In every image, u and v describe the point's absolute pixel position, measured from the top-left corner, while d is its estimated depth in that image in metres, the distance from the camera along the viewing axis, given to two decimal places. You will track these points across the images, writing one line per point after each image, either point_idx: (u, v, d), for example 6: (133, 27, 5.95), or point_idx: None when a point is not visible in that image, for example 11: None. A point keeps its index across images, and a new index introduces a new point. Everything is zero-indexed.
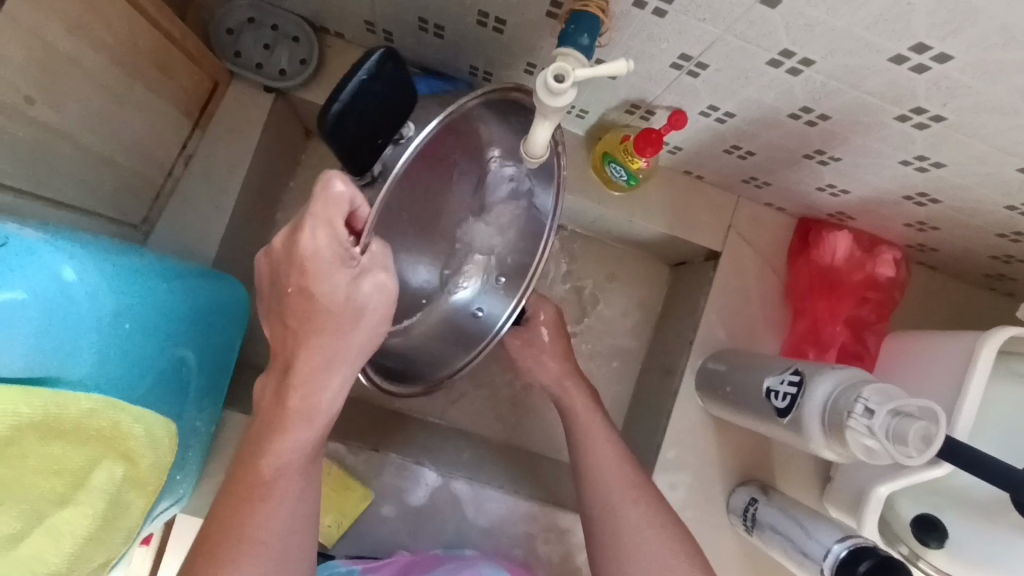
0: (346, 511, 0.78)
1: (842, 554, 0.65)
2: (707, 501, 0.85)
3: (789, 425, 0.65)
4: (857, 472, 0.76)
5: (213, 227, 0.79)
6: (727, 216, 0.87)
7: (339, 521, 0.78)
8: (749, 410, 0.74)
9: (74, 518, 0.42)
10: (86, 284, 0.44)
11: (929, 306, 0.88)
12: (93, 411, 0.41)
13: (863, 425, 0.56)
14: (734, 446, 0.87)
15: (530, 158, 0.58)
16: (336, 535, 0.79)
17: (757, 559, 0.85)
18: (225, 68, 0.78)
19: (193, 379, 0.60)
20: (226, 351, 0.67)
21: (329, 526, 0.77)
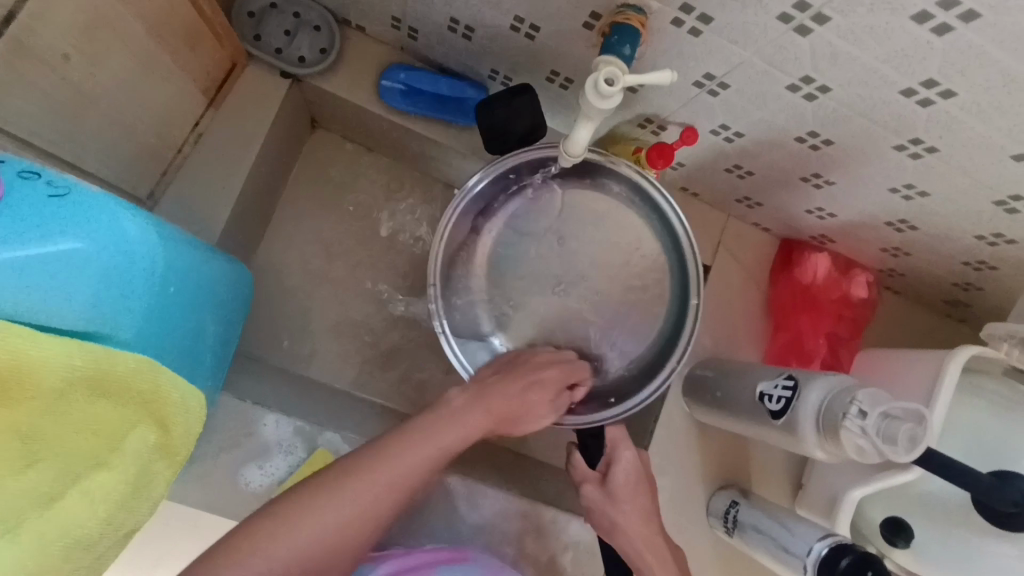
0: None
1: (823, 551, 0.69)
2: (689, 504, 0.89)
3: (783, 427, 0.68)
4: (831, 476, 0.82)
5: (220, 206, 0.77)
6: (718, 232, 0.93)
7: None
8: (737, 414, 0.77)
9: (109, 483, 0.41)
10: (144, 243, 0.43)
11: (894, 329, 0.95)
12: (136, 370, 0.40)
13: (855, 425, 0.60)
14: (716, 452, 0.91)
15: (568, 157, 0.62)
16: None
17: (731, 560, 0.89)
18: (244, 50, 0.78)
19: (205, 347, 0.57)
20: (232, 335, 0.66)
21: None
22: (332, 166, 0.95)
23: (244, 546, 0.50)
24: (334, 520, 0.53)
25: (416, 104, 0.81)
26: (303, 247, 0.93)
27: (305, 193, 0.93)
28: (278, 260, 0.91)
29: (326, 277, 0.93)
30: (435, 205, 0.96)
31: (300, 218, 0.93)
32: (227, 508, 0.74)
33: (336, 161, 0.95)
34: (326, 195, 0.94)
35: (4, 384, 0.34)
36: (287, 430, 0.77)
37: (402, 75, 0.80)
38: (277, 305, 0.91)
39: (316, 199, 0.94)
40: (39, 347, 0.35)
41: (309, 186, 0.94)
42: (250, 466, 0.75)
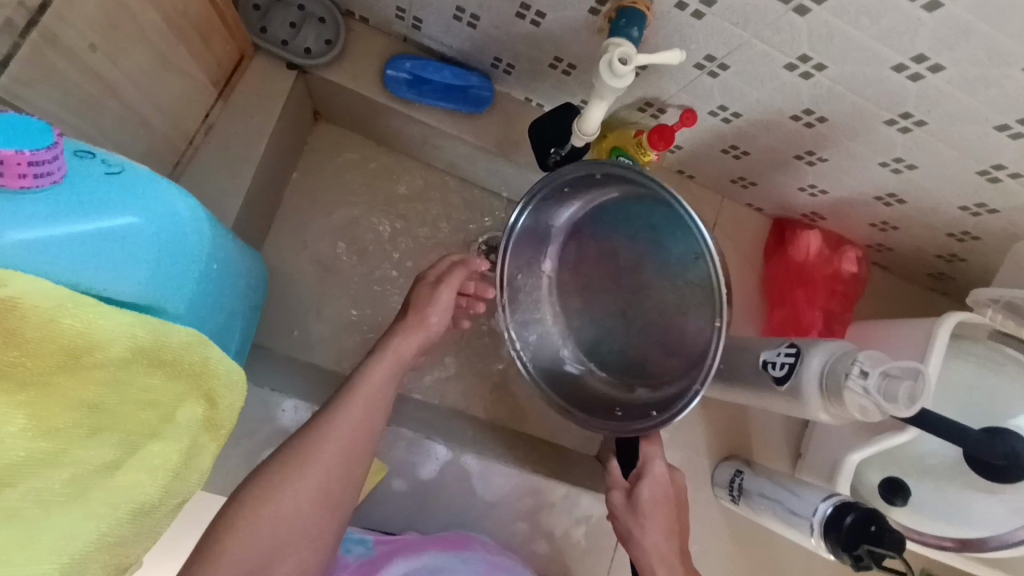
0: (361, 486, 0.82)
1: (828, 510, 0.73)
2: (693, 475, 0.93)
3: (786, 392, 0.72)
4: (832, 444, 0.87)
5: (232, 198, 0.78)
6: (714, 214, 0.96)
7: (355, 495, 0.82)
8: (740, 385, 0.81)
9: (164, 453, 0.42)
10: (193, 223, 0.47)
11: (882, 303, 1.00)
12: (189, 344, 0.42)
13: (859, 385, 0.64)
14: (718, 425, 0.94)
15: (581, 134, 0.69)
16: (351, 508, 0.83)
17: (734, 527, 0.94)
18: (251, 42, 0.79)
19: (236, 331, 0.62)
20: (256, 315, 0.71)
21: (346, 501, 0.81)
22: (336, 158, 0.96)
23: (228, 539, 0.55)
24: (304, 488, 0.59)
25: (422, 93, 0.84)
26: (310, 238, 0.94)
27: (310, 185, 0.95)
28: (285, 252, 0.93)
29: (334, 266, 0.94)
30: (438, 195, 0.99)
31: (307, 210, 0.95)
32: None
33: (340, 153, 0.96)
34: (331, 187, 0.95)
35: (77, 351, 0.36)
36: (305, 415, 0.79)
37: (408, 64, 0.82)
38: (287, 295, 0.92)
39: (321, 191, 0.95)
40: (109, 316, 0.37)
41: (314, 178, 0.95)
42: (272, 451, 0.77)
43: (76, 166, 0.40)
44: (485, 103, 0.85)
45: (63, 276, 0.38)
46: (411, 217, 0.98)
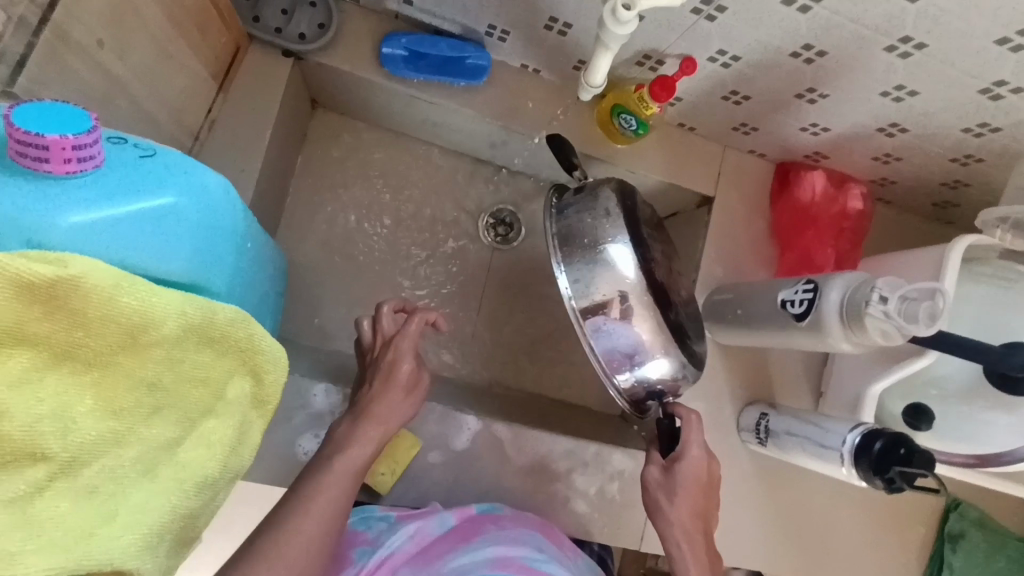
0: (399, 459, 0.83)
1: (856, 439, 0.74)
2: (718, 422, 0.95)
3: (807, 327, 0.73)
4: (854, 377, 0.89)
5: (243, 190, 0.79)
6: (717, 164, 0.96)
7: (394, 469, 0.83)
8: (759, 326, 0.82)
9: (220, 429, 0.44)
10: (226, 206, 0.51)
11: (891, 237, 1.01)
12: (234, 320, 0.43)
13: (879, 311, 0.65)
14: (739, 372, 0.96)
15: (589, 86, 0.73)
16: (390, 483, 0.83)
17: (763, 469, 0.96)
18: (245, 33, 0.79)
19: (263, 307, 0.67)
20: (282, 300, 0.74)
21: (385, 474, 0.82)
22: (339, 145, 0.98)
23: None
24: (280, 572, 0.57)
25: (420, 68, 0.84)
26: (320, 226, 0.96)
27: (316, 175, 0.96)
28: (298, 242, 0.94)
29: (348, 253, 0.97)
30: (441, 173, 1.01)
31: (315, 200, 0.96)
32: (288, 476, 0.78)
33: (343, 138, 0.98)
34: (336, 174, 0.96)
35: (134, 332, 0.37)
36: (336, 398, 0.80)
37: (403, 40, 0.82)
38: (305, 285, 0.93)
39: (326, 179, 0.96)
40: (160, 294, 0.39)
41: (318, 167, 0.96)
42: (307, 435, 0.78)
43: (116, 153, 0.45)
44: (482, 74, 0.85)
45: (113, 254, 0.43)
46: (416, 196, 1.00)
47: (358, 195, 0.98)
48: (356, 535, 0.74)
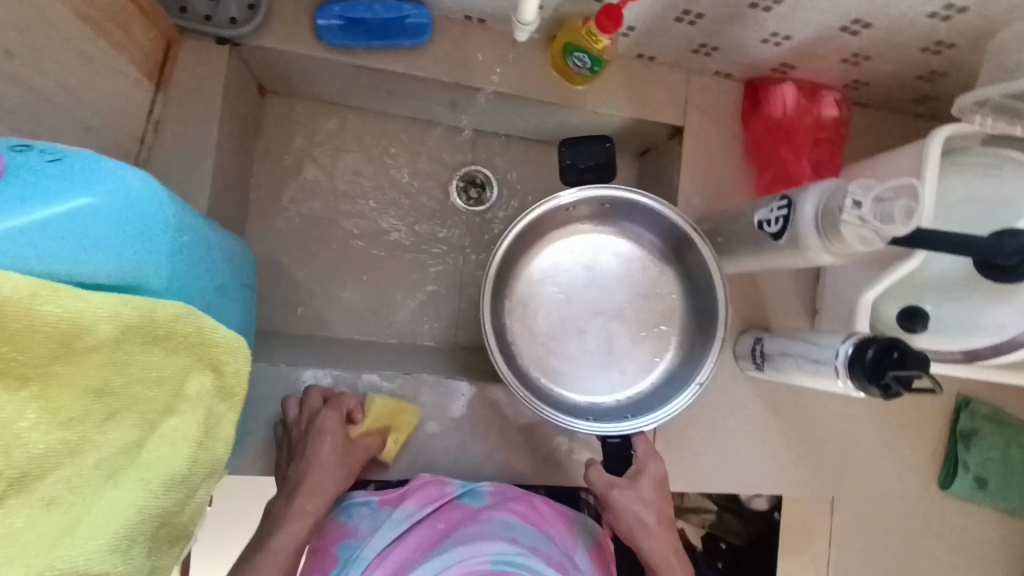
0: (400, 425, 0.81)
1: (849, 350, 0.73)
2: (716, 353, 0.94)
3: (786, 245, 0.71)
4: (846, 289, 0.87)
5: (200, 188, 0.78)
6: (684, 91, 0.93)
7: (396, 437, 0.81)
8: (740, 251, 0.81)
9: (183, 425, 0.44)
10: (150, 196, 0.50)
11: (873, 141, 0.98)
12: (178, 316, 0.43)
13: (854, 217, 0.63)
14: (731, 299, 0.95)
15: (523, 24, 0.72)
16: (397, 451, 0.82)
17: (766, 393, 0.96)
18: (175, 25, 0.77)
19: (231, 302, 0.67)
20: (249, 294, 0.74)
21: (387, 443, 0.81)
22: (295, 129, 0.96)
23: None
24: None
25: (359, 36, 0.81)
26: (289, 216, 0.95)
27: (277, 163, 0.95)
28: (270, 233, 0.94)
29: (321, 237, 0.96)
30: (403, 143, 0.99)
31: (281, 189, 0.95)
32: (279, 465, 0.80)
33: (299, 121, 0.96)
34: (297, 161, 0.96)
35: (65, 340, 0.37)
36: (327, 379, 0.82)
37: (337, 9, 0.79)
38: (283, 274, 0.94)
39: (289, 167, 0.95)
40: (87, 299, 0.38)
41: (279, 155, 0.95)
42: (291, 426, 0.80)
43: (28, 162, 0.44)
44: (424, 32, 0.81)
45: (39, 265, 0.42)
46: (381, 170, 0.98)
47: (325, 177, 0.97)
48: (340, 526, 0.74)
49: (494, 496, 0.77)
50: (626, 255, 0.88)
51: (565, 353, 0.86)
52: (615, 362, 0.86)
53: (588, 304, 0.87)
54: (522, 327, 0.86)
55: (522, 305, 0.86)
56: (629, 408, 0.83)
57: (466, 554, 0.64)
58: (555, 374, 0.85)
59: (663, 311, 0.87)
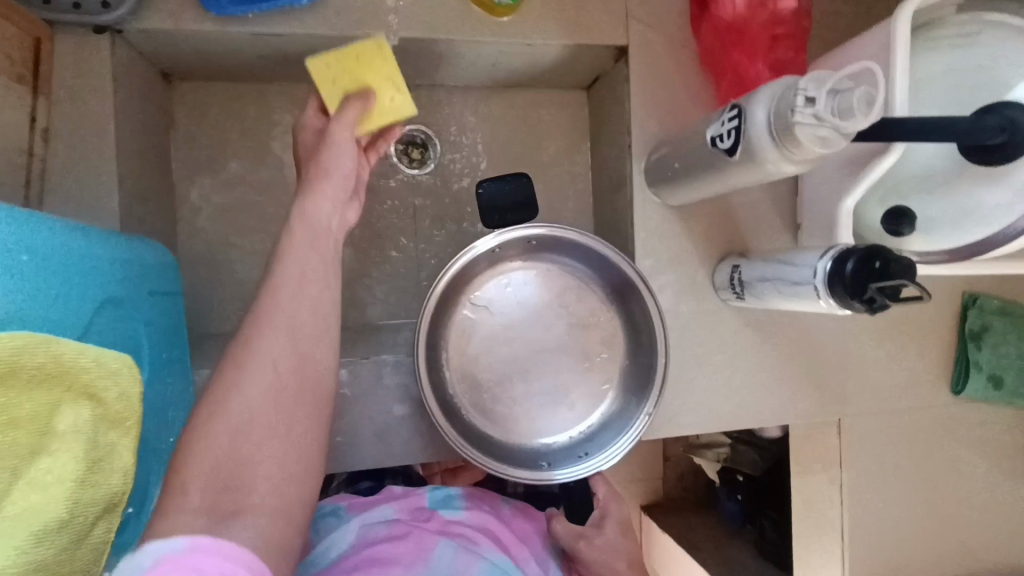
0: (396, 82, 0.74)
1: (828, 266, 0.66)
2: (695, 288, 0.88)
3: (740, 160, 0.64)
4: (825, 198, 0.80)
5: (109, 195, 0.72)
6: (624, 5, 0.83)
7: (395, 81, 0.74)
8: (701, 173, 0.73)
9: (58, 465, 0.40)
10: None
11: (842, 29, 0.88)
12: (20, 348, 0.38)
13: (809, 116, 0.55)
14: (705, 228, 0.87)
15: None
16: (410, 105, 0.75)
17: (754, 322, 0.89)
18: (42, 19, 0.69)
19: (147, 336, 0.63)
20: (169, 301, 0.70)
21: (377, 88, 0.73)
22: (213, 115, 0.89)
23: None
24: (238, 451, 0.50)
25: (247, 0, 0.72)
26: (222, 209, 0.90)
27: (199, 155, 0.89)
28: (205, 231, 0.89)
29: (261, 227, 0.90)
30: None
31: (209, 181, 0.89)
32: None
33: (215, 106, 0.89)
34: (220, 149, 0.89)
35: None
36: None
37: None
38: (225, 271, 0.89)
39: (213, 157, 0.89)
40: None
41: (199, 146, 0.89)
42: None
43: None
44: None
45: None
46: None
47: (252, 163, 0.90)
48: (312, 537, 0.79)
49: (465, 498, 0.85)
50: (557, 288, 0.82)
51: (513, 401, 0.80)
52: (564, 396, 0.81)
53: (524, 344, 0.80)
54: (464, 373, 0.79)
55: (464, 349, 0.79)
56: (583, 445, 0.79)
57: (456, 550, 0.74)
58: (506, 424, 0.79)
59: (602, 339, 0.82)
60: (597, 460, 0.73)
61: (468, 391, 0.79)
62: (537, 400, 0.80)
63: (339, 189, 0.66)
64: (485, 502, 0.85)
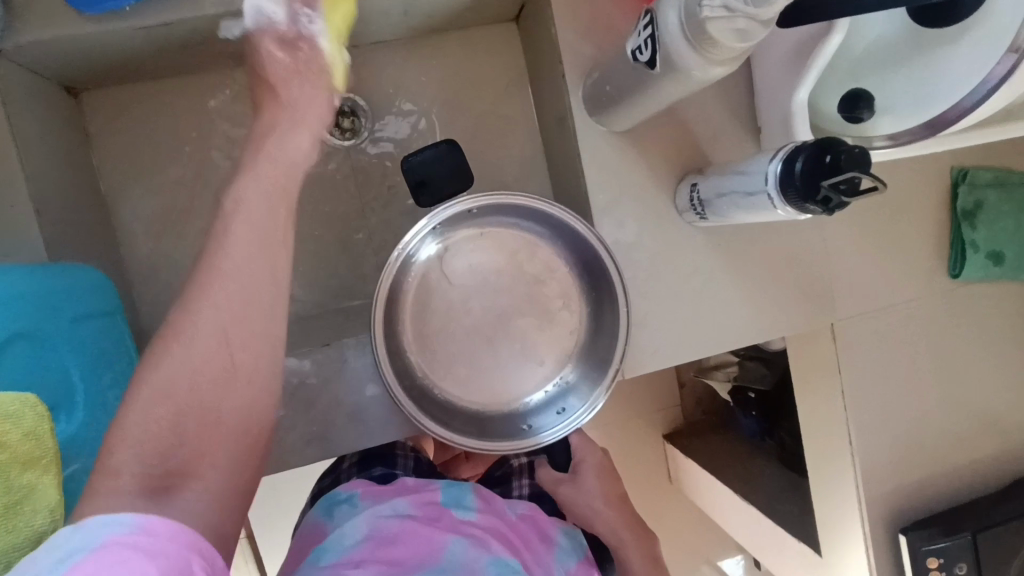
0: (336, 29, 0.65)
1: (778, 168, 0.60)
2: (658, 215, 0.82)
3: (663, 71, 0.58)
4: (776, 95, 0.73)
5: (27, 222, 0.67)
6: None
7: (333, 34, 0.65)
8: (635, 91, 0.68)
9: None
10: None
11: None
12: None
13: (719, 9, 0.49)
14: (658, 150, 0.81)
15: None
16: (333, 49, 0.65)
17: (724, 240, 0.84)
18: None
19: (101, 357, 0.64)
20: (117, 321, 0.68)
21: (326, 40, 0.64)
22: (129, 122, 0.86)
23: None
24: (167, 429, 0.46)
25: None
26: (158, 216, 0.87)
27: (125, 165, 0.86)
28: (147, 243, 0.87)
29: (206, 228, 0.88)
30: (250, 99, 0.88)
31: (141, 192, 0.87)
32: None
33: (130, 112, 0.86)
34: (145, 156, 0.86)
35: None
36: None
37: None
38: (177, 280, 0.87)
39: (138, 166, 0.86)
40: None
41: (123, 156, 0.86)
42: None
43: None
44: None
45: None
46: (237, 136, 0.88)
47: (181, 165, 0.87)
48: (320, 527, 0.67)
49: (482, 500, 0.71)
50: (505, 249, 0.79)
51: (479, 369, 0.78)
52: (532, 358, 0.79)
53: (483, 315, 0.78)
54: (425, 354, 0.78)
55: (421, 327, 0.78)
56: (560, 398, 0.79)
57: (467, 556, 0.60)
58: (478, 394, 0.78)
59: (559, 292, 0.80)
60: (553, 430, 0.73)
61: (433, 369, 0.78)
62: (506, 365, 0.79)
63: (304, 123, 0.62)
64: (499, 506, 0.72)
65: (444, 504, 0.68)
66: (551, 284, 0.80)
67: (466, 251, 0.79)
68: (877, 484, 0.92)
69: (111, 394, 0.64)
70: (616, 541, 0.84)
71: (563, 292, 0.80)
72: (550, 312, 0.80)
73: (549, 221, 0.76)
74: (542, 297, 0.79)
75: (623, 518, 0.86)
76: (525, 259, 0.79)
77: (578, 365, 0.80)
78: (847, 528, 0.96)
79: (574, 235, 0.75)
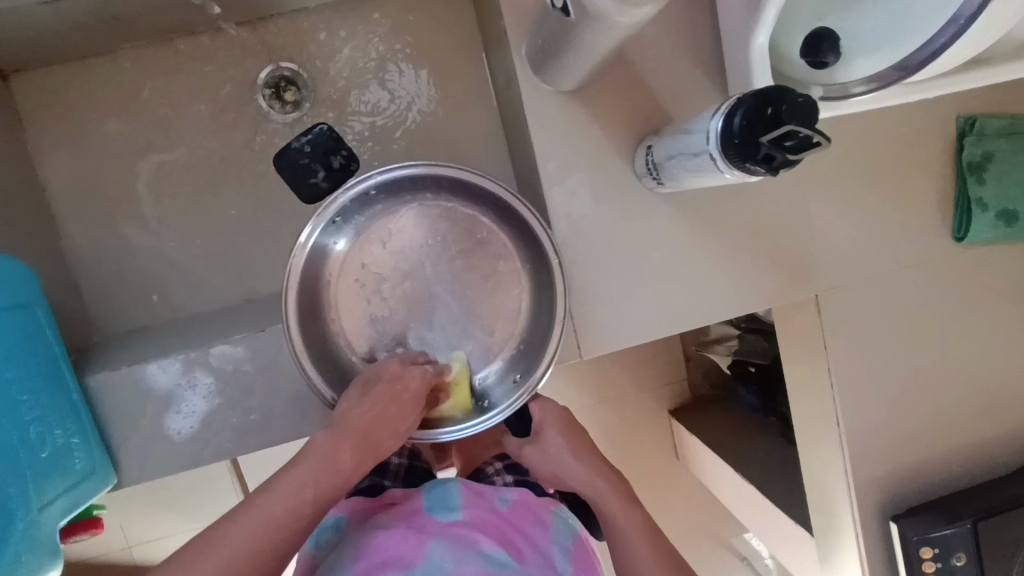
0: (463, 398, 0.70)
1: (718, 125, 0.53)
2: (616, 184, 0.74)
3: (579, 18, 0.54)
4: (732, 43, 0.65)
5: None
6: None
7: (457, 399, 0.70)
8: (568, 48, 0.61)
9: None
10: None
11: None
12: None
13: None
14: (613, 112, 0.74)
15: None
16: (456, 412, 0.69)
17: (690, 208, 0.76)
18: None
19: (20, 344, 0.61)
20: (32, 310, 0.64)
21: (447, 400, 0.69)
22: (64, 106, 0.83)
23: None
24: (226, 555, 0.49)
25: None
26: (101, 202, 0.85)
27: (62, 150, 0.84)
28: (92, 231, 0.85)
29: (149, 213, 0.86)
30: (187, 78, 0.85)
31: (82, 177, 0.85)
32: (158, 454, 0.73)
33: (64, 95, 0.83)
34: (84, 140, 0.84)
35: None
36: (176, 368, 0.72)
37: None
38: (124, 266, 0.86)
39: (77, 151, 0.84)
40: None
41: (61, 142, 0.84)
42: (170, 414, 0.72)
43: None
44: None
45: None
46: (176, 116, 0.85)
47: (120, 147, 0.85)
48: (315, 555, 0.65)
49: (468, 492, 0.64)
50: (431, 223, 0.74)
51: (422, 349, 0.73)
52: (465, 333, 0.75)
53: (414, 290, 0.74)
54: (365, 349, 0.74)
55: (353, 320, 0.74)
56: (509, 368, 0.73)
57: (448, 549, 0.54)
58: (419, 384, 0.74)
59: (499, 257, 0.75)
60: (455, 428, 0.67)
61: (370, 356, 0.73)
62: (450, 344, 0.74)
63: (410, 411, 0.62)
64: (486, 495, 0.65)
65: (427, 506, 0.62)
66: (488, 248, 0.74)
67: (386, 234, 0.74)
68: (868, 469, 0.85)
69: (15, 388, 0.59)
70: (591, 493, 0.69)
71: (501, 256, 0.74)
72: (491, 279, 0.75)
73: (462, 187, 0.71)
74: (480, 266, 0.75)
75: (601, 471, 0.70)
76: (454, 228, 0.74)
77: (526, 331, 0.74)
78: (835, 514, 0.90)
79: (490, 196, 0.70)
